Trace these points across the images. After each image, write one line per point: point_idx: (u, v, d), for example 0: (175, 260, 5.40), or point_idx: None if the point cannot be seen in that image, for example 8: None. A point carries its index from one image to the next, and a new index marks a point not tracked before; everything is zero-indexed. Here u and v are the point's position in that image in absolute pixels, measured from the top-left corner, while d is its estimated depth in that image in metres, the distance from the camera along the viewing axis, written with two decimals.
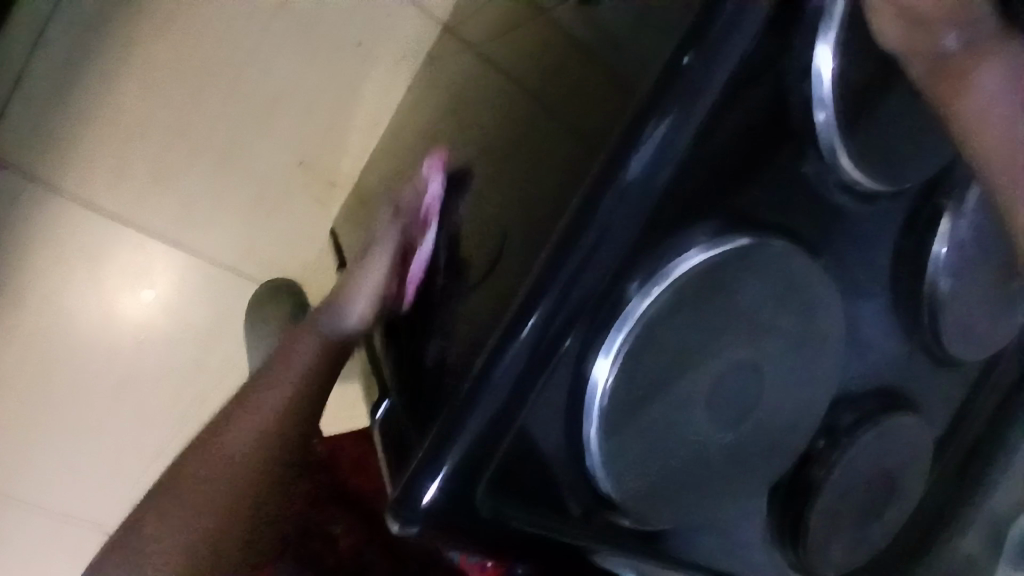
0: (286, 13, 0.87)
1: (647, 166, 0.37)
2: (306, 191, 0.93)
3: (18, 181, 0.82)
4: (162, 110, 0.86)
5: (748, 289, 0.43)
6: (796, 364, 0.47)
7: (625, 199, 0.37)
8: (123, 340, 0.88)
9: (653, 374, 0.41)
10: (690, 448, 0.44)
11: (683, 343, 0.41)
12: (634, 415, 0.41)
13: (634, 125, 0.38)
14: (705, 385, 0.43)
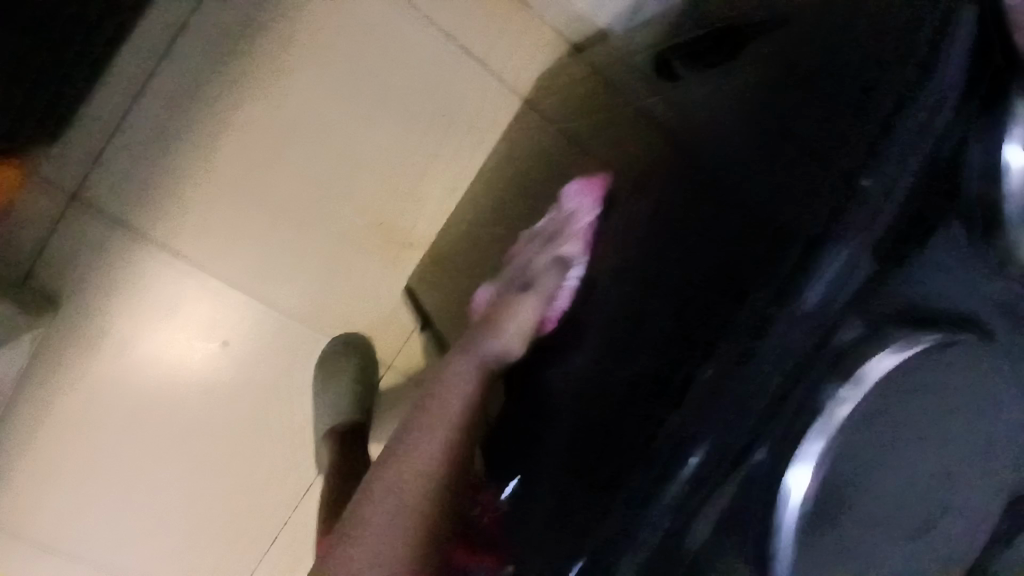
0: (379, 80, 0.88)
1: (826, 291, 0.37)
2: (380, 252, 0.93)
3: (104, 227, 0.83)
4: (246, 169, 0.86)
5: (933, 387, 0.39)
6: (916, 506, 0.41)
7: (800, 323, 0.37)
8: (191, 391, 0.88)
9: (840, 477, 0.39)
10: (874, 562, 0.41)
11: (864, 452, 0.39)
12: (825, 528, 0.39)
13: (816, 241, 0.38)
14: (887, 489, 0.40)
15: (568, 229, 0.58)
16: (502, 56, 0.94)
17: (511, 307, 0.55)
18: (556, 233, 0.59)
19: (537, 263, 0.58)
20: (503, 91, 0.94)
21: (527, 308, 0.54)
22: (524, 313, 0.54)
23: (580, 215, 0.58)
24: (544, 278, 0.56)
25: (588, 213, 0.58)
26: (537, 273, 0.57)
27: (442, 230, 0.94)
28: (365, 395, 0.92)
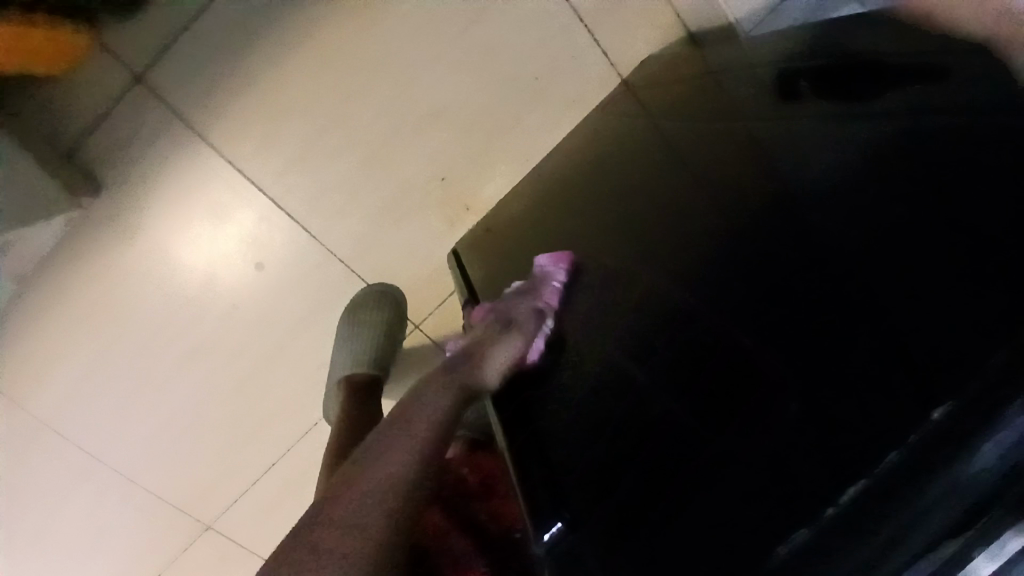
0: (481, 33, 0.81)
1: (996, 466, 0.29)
2: (440, 210, 0.89)
3: (166, 117, 0.78)
4: (323, 94, 0.80)
5: None
6: None
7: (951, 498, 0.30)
8: (220, 303, 0.86)
9: None
10: None
11: None
12: None
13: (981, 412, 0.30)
14: None
15: (552, 287, 0.68)
16: (615, 33, 0.85)
17: (500, 344, 0.64)
18: (546, 288, 0.68)
19: (519, 311, 0.67)
20: (605, 66, 0.86)
21: (524, 316, 0.66)
22: (497, 358, 0.64)
23: (552, 278, 0.69)
24: (514, 335, 0.65)
25: (561, 277, 0.69)
26: (511, 337, 0.64)
27: (503, 202, 0.89)
28: (388, 349, 0.89)
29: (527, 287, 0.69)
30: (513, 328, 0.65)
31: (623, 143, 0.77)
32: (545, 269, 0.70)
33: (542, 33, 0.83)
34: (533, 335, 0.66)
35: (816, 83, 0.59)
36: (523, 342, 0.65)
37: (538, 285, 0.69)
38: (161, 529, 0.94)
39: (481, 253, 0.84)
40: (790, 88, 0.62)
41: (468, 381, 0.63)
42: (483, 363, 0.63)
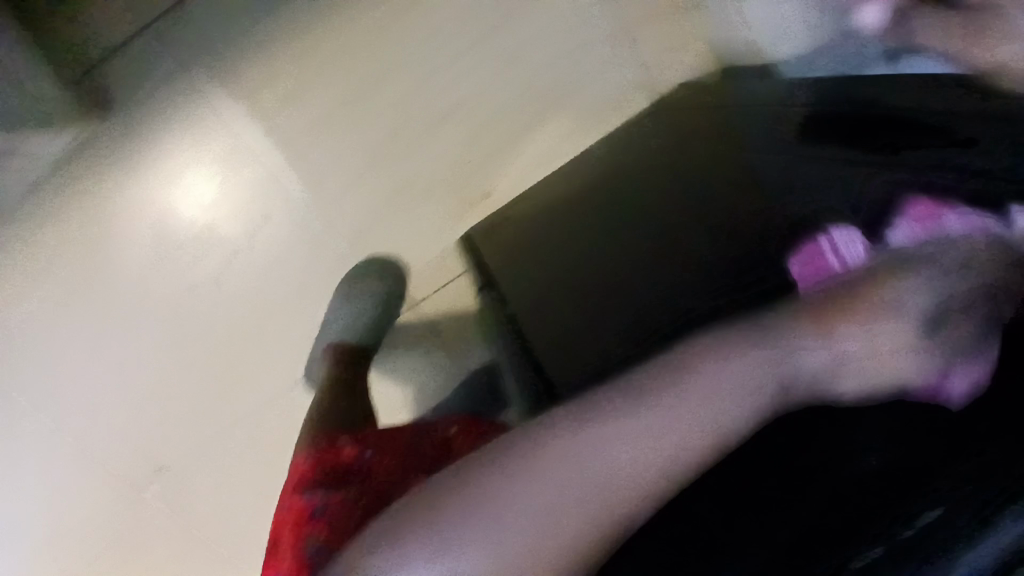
0: (508, 33, 0.87)
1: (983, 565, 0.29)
2: (452, 194, 0.87)
3: (195, 63, 0.84)
4: (345, 63, 0.85)
5: None
6: None
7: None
8: (211, 249, 0.85)
9: None
10: None
11: None
12: None
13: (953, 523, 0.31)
14: None
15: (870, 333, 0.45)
16: (642, 52, 0.88)
17: (866, 337, 0.45)
18: (942, 376, 0.41)
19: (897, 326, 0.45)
20: (636, 80, 0.88)
21: (899, 339, 0.45)
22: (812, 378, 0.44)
23: (934, 233, 0.50)
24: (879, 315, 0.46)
25: (951, 220, 0.50)
26: (883, 329, 0.45)
27: (533, 190, 0.84)
28: (381, 321, 0.85)
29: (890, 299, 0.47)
30: (912, 322, 0.45)
31: (648, 156, 0.78)
32: (952, 229, 0.49)
33: (564, 42, 0.88)
34: (930, 360, 0.43)
35: (851, 137, 0.61)
36: (854, 379, 0.44)
37: (958, 364, 0.41)
38: (97, 500, 0.83)
39: (500, 238, 0.81)
40: (822, 138, 0.64)
41: (807, 339, 0.45)
42: (800, 345, 0.45)
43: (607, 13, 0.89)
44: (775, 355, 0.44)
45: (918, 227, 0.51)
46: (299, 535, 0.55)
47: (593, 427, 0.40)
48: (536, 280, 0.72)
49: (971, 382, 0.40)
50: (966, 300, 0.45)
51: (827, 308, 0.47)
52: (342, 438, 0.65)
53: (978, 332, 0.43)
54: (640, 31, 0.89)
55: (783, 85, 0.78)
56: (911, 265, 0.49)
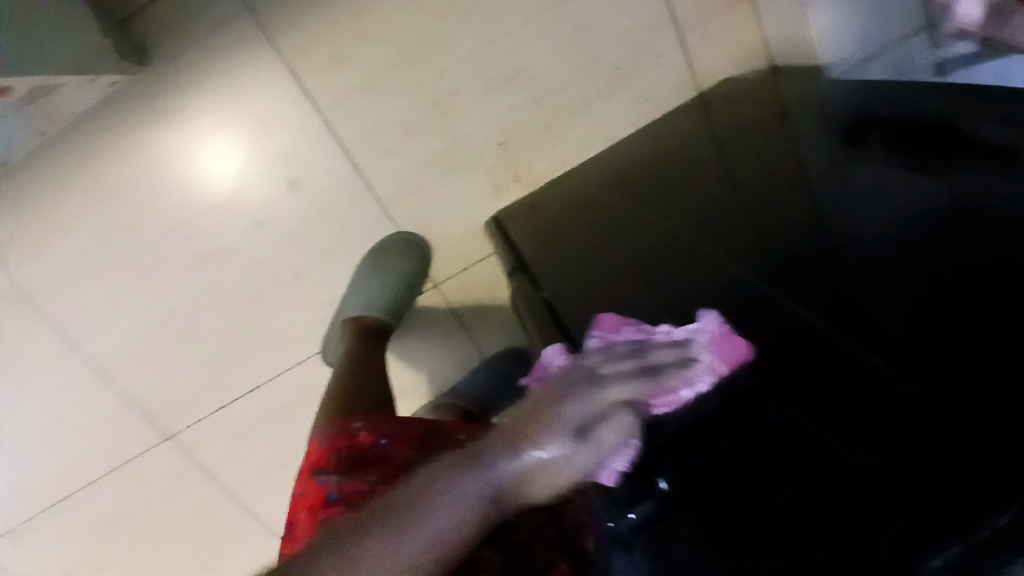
0: (573, 7, 0.81)
1: None
2: (489, 172, 0.87)
3: (236, 10, 0.75)
4: (404, 23, 0.78)
5: None
6: None
7: None
8: (245, 213, 0.82)
9: None
10: None
11: None
12: None
13: None
14: None
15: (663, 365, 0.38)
16: (698, 39, 0.86)
17: (614, 382, 0.38)
18: (666, 337, 0.40)
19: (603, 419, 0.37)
20: (684, 75, 0.87)
21: (629, 361, 0.38)
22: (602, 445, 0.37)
23: (618, 341, 0.41)
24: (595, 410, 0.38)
25: (636, 329, 0.41)
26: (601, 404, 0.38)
27: (555, 182, 0.88)
28: (404, 299, 0.86)
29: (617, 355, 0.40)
30: (596, 386, 0.38)
31: (689, 148, 0.77)
32: (631, 338, 0.41)
33: (634, 23, 0.83)
34: (672, 365, 0.37)
35: (898, 132, 0.58)
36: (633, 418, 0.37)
37: (682, 350, 0.38)
38: (121, 437, 0.89)
39: (528, 222, 0.82)
40: (863, 135, 0.61)
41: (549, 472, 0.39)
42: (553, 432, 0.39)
43: None
44: (560, 418, 0.39)
45: (611, 332, 0.42)
46: (316, 521, 0.54)
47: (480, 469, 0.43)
48: (564, 254, 0.70)
49: (728, 364, 0.36)
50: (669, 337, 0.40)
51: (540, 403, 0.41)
52: (358, 421, 0.62)
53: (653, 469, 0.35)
54: (710, 21, 0.85)
55: (835, 83, 0.77)
56: (603, 360, 0.40)
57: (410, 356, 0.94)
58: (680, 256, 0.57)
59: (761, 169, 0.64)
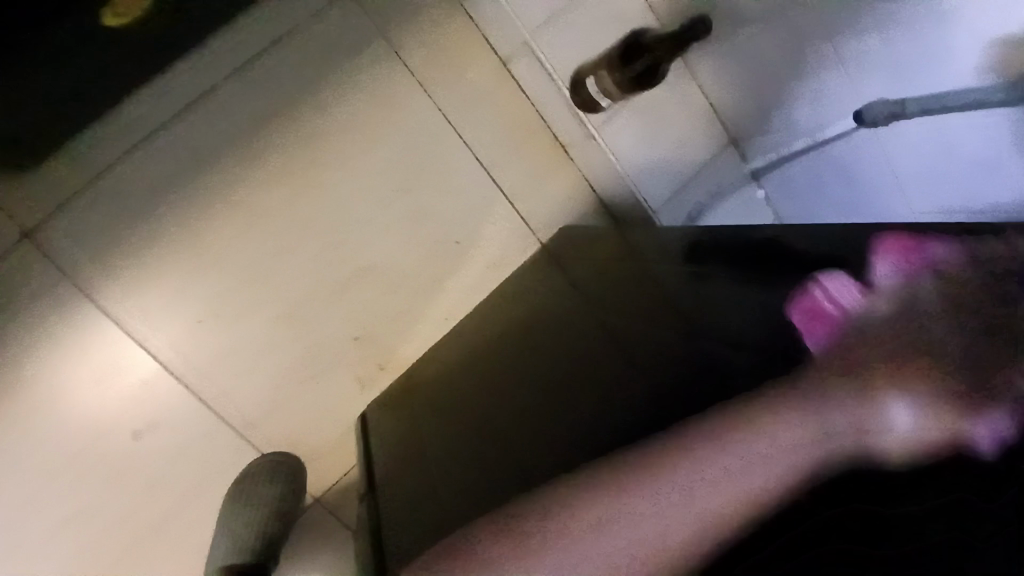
0: (404, 199, 0.83)
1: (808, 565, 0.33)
2: (354, 368, 0.84)
3: (53, 277, 0.72)
4: (232, 252, 0.77)
5: None
6: None
7: None
8: (91, 476, 0.75)
9: None
10: None
11: None
12: None
13: None
14: None
15: (868, 416, 0.38)
16: (531, 200, 0.90)
17: (873, 343, 0.41)
18: (839, 295, 0.45)
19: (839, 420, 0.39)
20: (525, 233, 0.90)
21: (880, 317, 0.42)
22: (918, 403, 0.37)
23: (881, 294, 0.43)
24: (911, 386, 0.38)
25: (895, 274, 0.43)
26: (901, 376, 0.39)
27: (423, 360, 0.86)
28: (276, 527, 0.75)
29: (865, 333, 0.42)
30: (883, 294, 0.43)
31: (538, 310, 0.77)
32: (936, 260, 0.43)
33: (467, 201, 0.86)
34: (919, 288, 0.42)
35: (718, 290, 0.60)
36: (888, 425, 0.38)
37: (877, 310, 0.42)
38: None
39: (395, 416, 0.79)
40: (692, 287, 0.63)
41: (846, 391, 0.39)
42: (925, 383, 0.38)
43: (500, 168, 0.87)
44: (813, 412, 0.39)
45: (890, 260, 0.44)
46: None
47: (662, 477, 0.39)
48: (402, 471, 0.67)
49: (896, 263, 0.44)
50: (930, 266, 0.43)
51: (857, 374, 0.40)
52: None
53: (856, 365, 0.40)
54: (538, 184, 0.90)
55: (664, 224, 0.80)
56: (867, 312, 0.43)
57: None
58: (522, 460, 0.54)
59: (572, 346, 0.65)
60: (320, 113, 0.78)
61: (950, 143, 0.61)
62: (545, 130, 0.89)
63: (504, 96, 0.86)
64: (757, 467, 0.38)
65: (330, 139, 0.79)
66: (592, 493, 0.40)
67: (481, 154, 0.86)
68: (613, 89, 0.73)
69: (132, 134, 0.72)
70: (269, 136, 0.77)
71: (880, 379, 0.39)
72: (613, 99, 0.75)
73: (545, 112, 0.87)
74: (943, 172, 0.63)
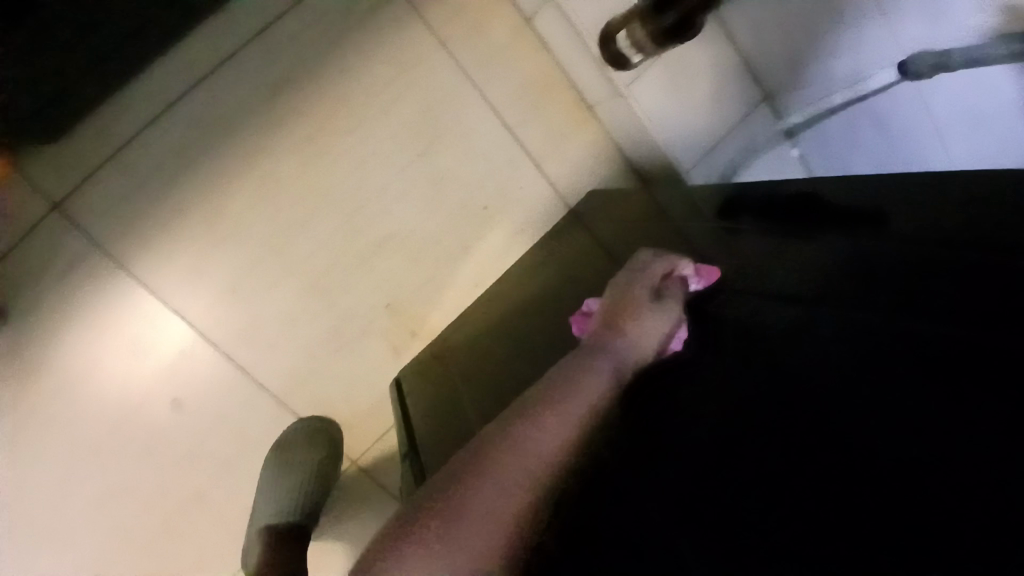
0: (428, 162, 0.82)
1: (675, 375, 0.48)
2: (385, 335, 0.84)
3: (84, 248, 0.72)
4: (259, 218, 0.77)
5: None
6: None
7: None
8: (133, 443, 0.77)
9: None
10: None
11: None
12: None
13: None
14: None
15: (660, 331, 0.50)
16: (557, 162, 0.89)
17: (666, 293, 0.53)
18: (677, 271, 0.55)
19: (648, 338, 0.50)
20: (551, 197, 0.89)
21: (651, 280, 0.54)
22: (675, 296, 0.53)
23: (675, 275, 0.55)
24: (671, 278, 0.55)
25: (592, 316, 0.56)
26: (660, 275, 0.54)
27: (454, 324, 0.86)
28: (317, 495, 0.80)
29: (654, 291, 0.53)
30: (648, 293, 0.53)
31: (573, 267, 0.77)
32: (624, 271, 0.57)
33: (491, 163, 0.85)
34: (678, 278, 0.55)
35: (757, 239, 0.60)
36: (679, 311, 0.51)
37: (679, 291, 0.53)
38: None
39: (427, 381, 0.79)
40: (727, 238, 0.63)
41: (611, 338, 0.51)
42: (632, 321, 0.51)
43: (525, 129, 0.86)
44: (633, 290, 0.54)
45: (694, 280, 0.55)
46: None
47: (557, 408, 0.46)
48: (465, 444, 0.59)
49: (705, 271, 0.55)
50: (703, 280, 0.55)
51: (612, 321, 0.52)
52: None
53: (576, 353, 0.52)
54: (562, 146, 0.88)
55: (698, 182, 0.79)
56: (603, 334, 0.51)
57: (345, 546, 0.86)
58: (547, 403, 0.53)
59: (609, 293, 0.64)
60: (341, 74, 0.77)
61: (995, 88, 0.59)
62: (570, 90, 0.87)
63: (527, 56, 0.84)
64: (578, 379, 0.48)
65: (353, 102, 0.78)
66: (549, 397, 0.47)
67: (505, 114, 0.85)
68: (643, 40, 0.69)
69: (154, 102, 0.71)
70: (290, 102, 0.75)
71: (606, 332, 0.51)
72: (643, 50, 0.70)
73: (571, 71, 0.85)
74: (987, 109, 0.61)
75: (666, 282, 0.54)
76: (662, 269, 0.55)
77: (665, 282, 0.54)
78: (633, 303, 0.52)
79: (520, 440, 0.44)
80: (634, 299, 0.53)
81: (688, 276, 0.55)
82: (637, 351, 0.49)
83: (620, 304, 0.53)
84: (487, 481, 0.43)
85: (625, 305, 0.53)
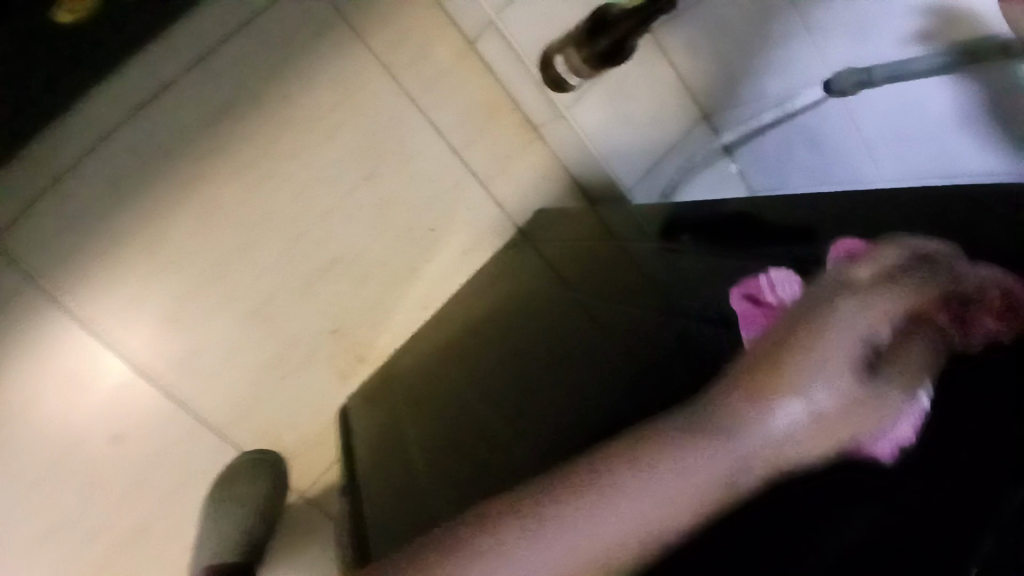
0: (373, 187, 0.82)
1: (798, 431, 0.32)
2: (332, 361, 0.84)
3: (13, 283, 0.69)
4: (199, 248, 0.75)
5: None
6: None
7: None
8: (71, 482, 0.74)
9: None
10: None
11: None
12: None
13: None
14: None
15: (874, 429, 0.32)
16: (503, 184, 0.89)
17: (908, 351, 0.33)
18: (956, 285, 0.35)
19: (825, 414, 0.32)
20: (498, 217, 0.90)
21: (895, 304, 0.33)
22: (915, 356, 0.33)
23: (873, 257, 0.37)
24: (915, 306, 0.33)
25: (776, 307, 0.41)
26: (913, 304, 0.33)
27: (403, 348, 0.86)
28: (262, 528, 0.79)
29: (892, 333, 0.33)
30: (865, 299, 0.33)
31: (518, 290, 0.77)
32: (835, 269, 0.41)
33: (437, 186, 0.85)
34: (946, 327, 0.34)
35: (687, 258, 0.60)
36: (905, 391, 0.32)
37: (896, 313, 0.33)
38: None
39: (375, 407, 0.79)
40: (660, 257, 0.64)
41: (813, 378, 0.32)
42: (836, 356, 0.32)
43: (470, 151, 0.86)
44: (878, 306, 0.33)
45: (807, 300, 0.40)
46: None
47: (635, 492, 0.31)
48: (405, 484, 0.58)
49: (989, 319, 0.34)
50: (959, 323, 0.34)
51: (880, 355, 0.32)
52: None
53: (750, 398, 0.32)
54: (508, 166, 0.89)
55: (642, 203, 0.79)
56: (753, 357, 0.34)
57: None
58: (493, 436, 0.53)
59: (562, 318, 0.62)
60: (280, 102, 0.76)
61: (916, 105, 0.61)
62: (514, 112, 0.87)
63: (471, 80, 0.84)
64: (704, 468, 0.31)
65: (294, 129, 0.77)
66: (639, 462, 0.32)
67: (451, 138, 0.85)
68: (579, 64, 0.71)
69: (87, 134, 0.70)
70: (229, 130, 0.75)
71: (797, 373, 0.32)
72: (580, 74, 0.72)
73: (514, 93, 0.86)
74: (911, 126, 0.62)
75: (939, 327, 0.34)
76: (915, 292, 0.34)
77: (913, 321, 0.34)
78: (864, 341, 0.32)
79: (584, 521, 0.31)
80: (859, 337, 0.32)
81: (971, 322, 0.34)
82: (796, 425, 0.32)
83: (856, 326, 0.32)
84: (520, 567, 0.31)
85: (847, 326, 0.33)
